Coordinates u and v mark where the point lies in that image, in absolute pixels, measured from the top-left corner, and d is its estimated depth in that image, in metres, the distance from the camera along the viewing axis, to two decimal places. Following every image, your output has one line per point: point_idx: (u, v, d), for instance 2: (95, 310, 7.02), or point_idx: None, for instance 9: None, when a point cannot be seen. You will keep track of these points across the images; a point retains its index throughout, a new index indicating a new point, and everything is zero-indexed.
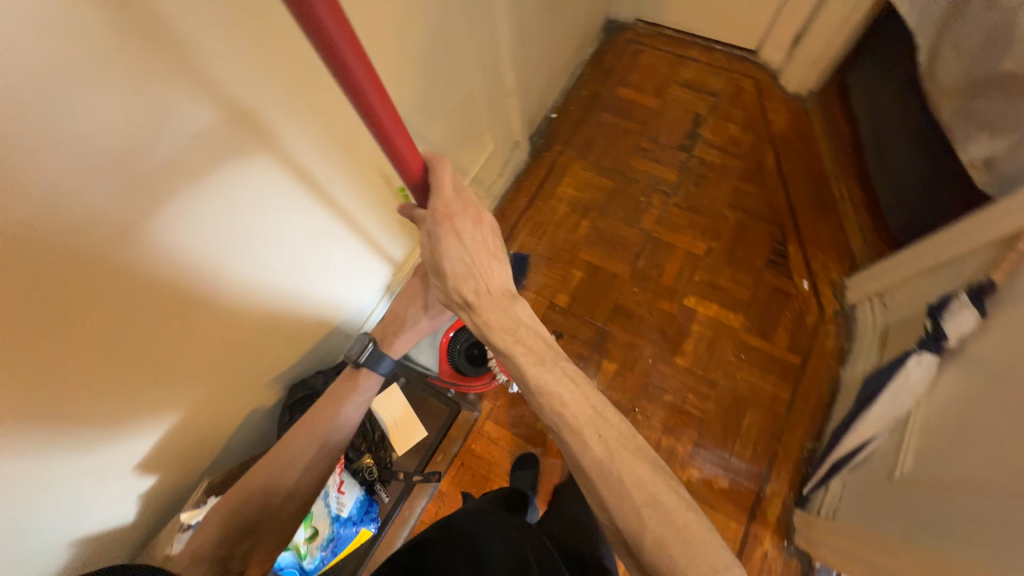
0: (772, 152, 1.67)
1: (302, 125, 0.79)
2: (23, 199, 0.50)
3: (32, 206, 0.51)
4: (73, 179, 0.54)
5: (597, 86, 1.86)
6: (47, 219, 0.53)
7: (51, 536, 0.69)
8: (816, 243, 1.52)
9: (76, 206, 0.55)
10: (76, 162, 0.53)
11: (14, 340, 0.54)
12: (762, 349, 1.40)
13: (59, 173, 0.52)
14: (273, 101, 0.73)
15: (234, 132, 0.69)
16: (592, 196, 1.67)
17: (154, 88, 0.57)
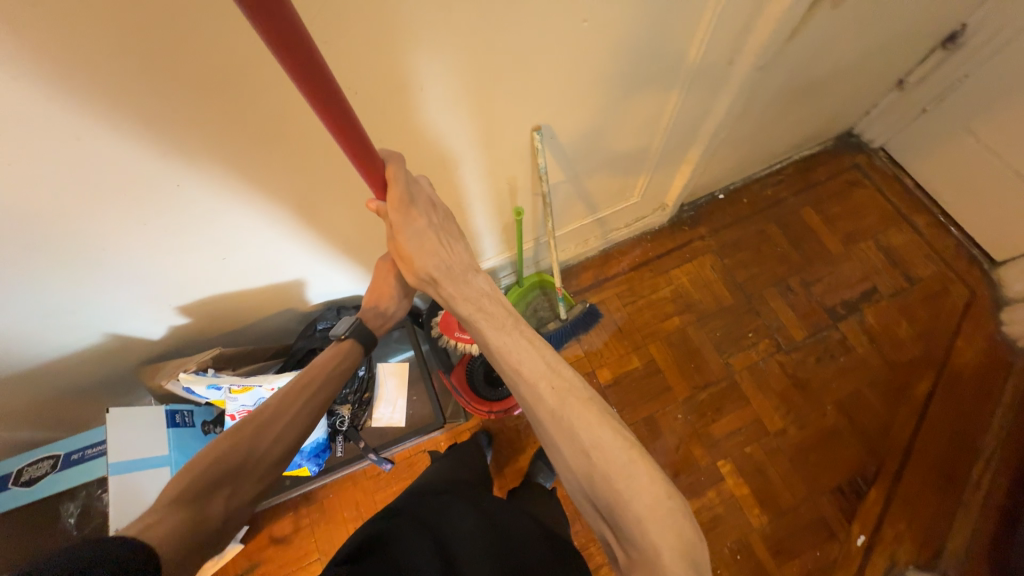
0: (931, 382, 1.36)
1: (461, 116, 0.77)
2: (184, 77, 0.53)
3: (188, 85, 0.54)
4: (236, 79, 0.56)
5: (786, 194, 1.62)
6: (200, 101, 0.56)
7: (91, 322, 0.80)
8: (908, 508, 1.24)
9: (228, 100, 0.57)
10: (245, 67, 0.55)
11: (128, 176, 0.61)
12: (764, 565, 1.20)
13: (225, 69, 0.54)
14: (449, 83, 0.70)
15: (398, 94, 0.68)
16: (701, 299, 1.50)
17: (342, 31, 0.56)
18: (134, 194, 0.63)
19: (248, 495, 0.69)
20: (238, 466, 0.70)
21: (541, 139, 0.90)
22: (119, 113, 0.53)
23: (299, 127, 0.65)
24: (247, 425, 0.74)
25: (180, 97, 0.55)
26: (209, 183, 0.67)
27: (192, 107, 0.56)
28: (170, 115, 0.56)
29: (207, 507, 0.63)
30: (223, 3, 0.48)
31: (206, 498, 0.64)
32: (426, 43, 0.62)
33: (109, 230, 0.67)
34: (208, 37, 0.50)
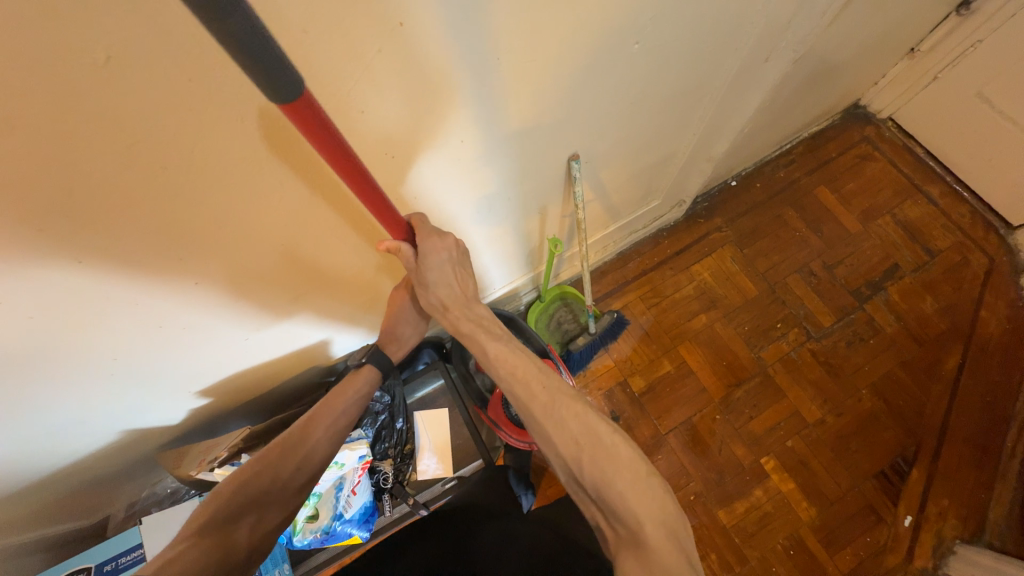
0: (959, 355, 1.37)
1: (498, 155, 0.71)
2: (185, 162, 0.47)
3: (188, 173, 0.48)
4: (240, 157, 0.50)
5: (800, 174, 1.57)
6: (203, 189, 0.50)
7: (108, 424, 0.76)
8: (948, 484, 1.25)
9: (236, 183, 0.52)
10: (249, 141, 0.48)
11: (136, 276, 0.56)
12: (816, 556, 1.22)
13: (228, 149, 0.48)
14: (474, 120, 0.63)
15: (420, 137, 0.60)
16: (727, 293, 1.45)
17: (357, 85, 0.49)
18: (148, 300, 0.60)
19: (274, 522, 0.71)
20: (264, 490, 0.71)
21: (578, 167, 0.84)
22: (127, 230, 0.50)
23: (313, 200, 0.61)
24: (278, 445, 0.75)
25: (190, 200, 0.51)
26: (222, 274, 0.64)
27: (204, 208, 0.53)
28: (180, 220, 0.52)
29: (232, 534, 0.65)
30: (231, 103, 0.44)
31: (230, 525, 0.66)
32: (452, 96, 0.57)
33: (124, 335, 0.63)
34: (215, 134, 0.46)
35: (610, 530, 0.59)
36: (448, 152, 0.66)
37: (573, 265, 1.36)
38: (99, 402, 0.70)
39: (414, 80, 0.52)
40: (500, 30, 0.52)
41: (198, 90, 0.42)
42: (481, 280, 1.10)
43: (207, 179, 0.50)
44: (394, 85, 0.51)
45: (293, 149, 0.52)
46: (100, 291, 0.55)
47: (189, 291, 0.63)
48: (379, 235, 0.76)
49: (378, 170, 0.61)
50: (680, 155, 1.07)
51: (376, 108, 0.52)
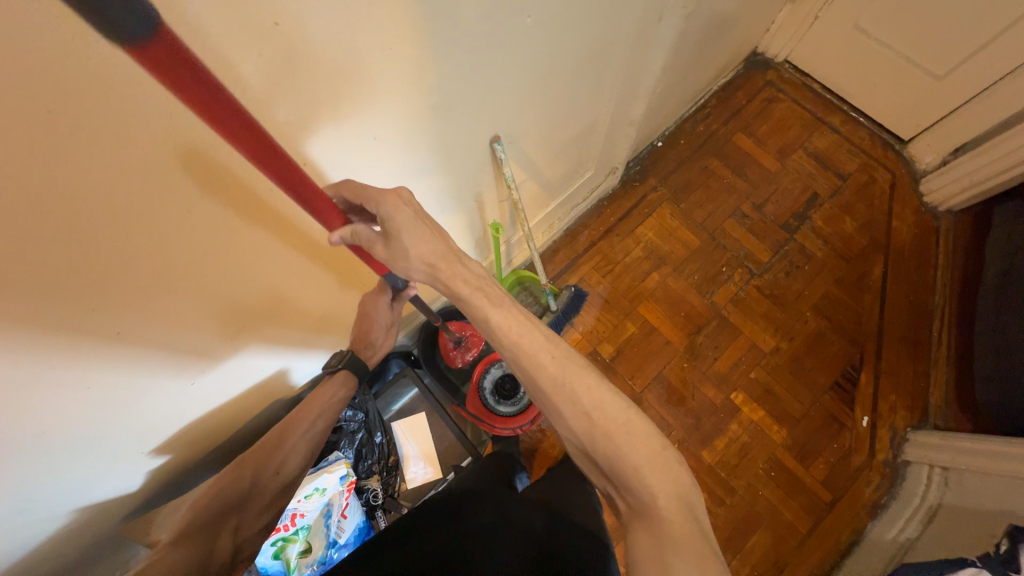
0: (882, 264, 1.50)
1: (421, 148, 0.72)
2: (84, 207, 0.44)
3: (88, 219, 0.45)
4: (141, 191, 0.47)
5: (717, 124, 1.65)
6: (112, 229, 0.48)
7: (57, 507, 0.69)
8: (892, 380, 1.38)
9: (145, 220, 0.50)
10: (148, 173, 0.47)
11: (58, 338, 0.52)
12: (794, 472, 1.31)
13: (126, 185, 0.46)
14: (385, 115, 0.62)
15: (329, 138, 0.59)
16: (672, 248, 1.52)
17: (252, 98, 0.48)
18: (70, 359, 0.55)
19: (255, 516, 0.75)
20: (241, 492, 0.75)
21: (501, 148, 0.85)
22: (31, 285, 0.46)
23: (232, 222, 0.59)
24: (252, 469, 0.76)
25: (99, 240, 0.48)
26: (149, 316, 0.60)
27: (112, 248, 0.49)
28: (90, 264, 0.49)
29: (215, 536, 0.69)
30: (118, 135, 0.42)
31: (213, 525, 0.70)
32: (357, 97, 0.57)
33: (52, 406, 0.58)
34: (105, 162, 0.43)
35: (623, 504, 0.60)
36: (365, 152, 0.65)
37: (523, 249, 1.38)
38: (42, 485, 0.64)
39: (312, 82, 0.51)
40: (390, 20, 0.52)
41: (78, 114, 0.39)
42: None
43: (109, 221, 0.47)
44: (291, 93, 0.50)
45: (201, 170, 0.51)
46: (7, 361, 0.49)
47: (113, 341, 0.58)
48: (314, 249, 0.74)
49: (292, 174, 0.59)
50: (603, 122, 1.11)
51: (276, 120, 0.52)
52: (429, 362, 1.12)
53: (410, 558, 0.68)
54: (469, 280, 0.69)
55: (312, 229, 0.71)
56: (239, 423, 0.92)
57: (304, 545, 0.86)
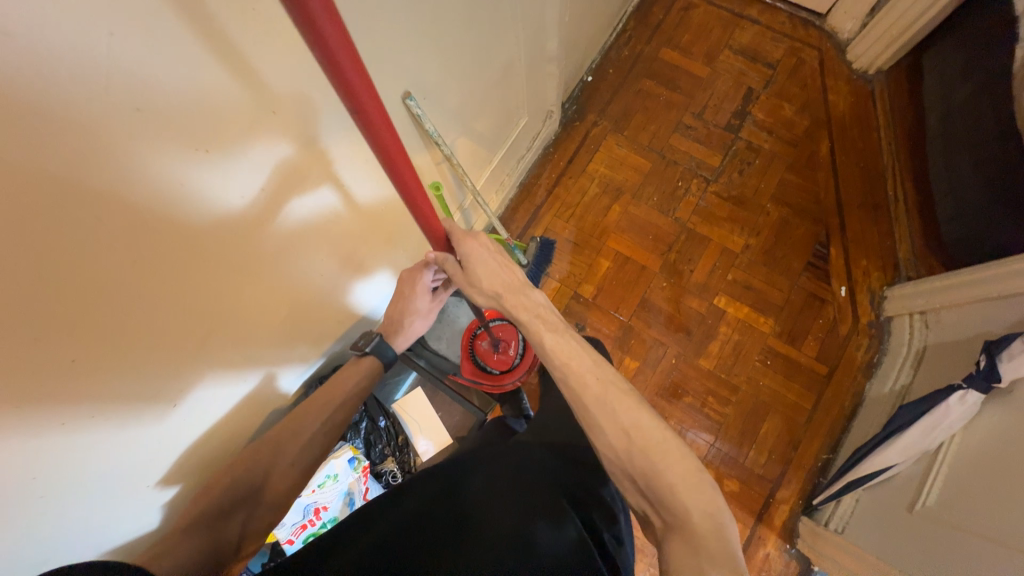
0: (828, 140, 1.53)
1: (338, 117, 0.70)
2: (23, 253, 0.44)
3: (28, 263, 0.45)
4: (71, 222, 0.47)
5: (641, 45, 1.64)
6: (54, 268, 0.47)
7: (77, 556, 0.70)
8: (861, 246, 1.43)
9: (84, 252, 0.49)
10: (71, 201, 0.46)
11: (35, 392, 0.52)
12: (789, 356, 1.36)
13: (56, 218, 0.45)
14: (285, 91, 0.61)
15: (235, 121, 0.58)
16: (626, 176, 1.53)
17: (151, 93, 0.47)
18: (31, 403, 0.52)
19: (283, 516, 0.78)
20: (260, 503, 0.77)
21: (417, 104, 0.84)
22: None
23: (171, 238, 0.58)
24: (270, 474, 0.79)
25: (43, 282, 0.47)
26: (103, 340, 0.56)
27: (30, 267, 0.45)
28: (13, 291, 0.45)
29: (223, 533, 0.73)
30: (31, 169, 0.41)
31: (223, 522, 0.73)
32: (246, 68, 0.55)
33: (35, 456, 0.55)
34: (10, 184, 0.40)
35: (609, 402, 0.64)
36: (276, 129, 0.63)
37: (480, 214, 1.37)
38: (60, 538, 0.65)
39: (188, 56, 0.48)
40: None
41: None
42: (393, 263, 1.10)
43: (49, 259, 0.46)
44: (187, 84, 0.50)
45: (123, 187, 0.50)
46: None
47: (73, 372, 0.55)
48: (260, 252, 0.73)
49: (203, 162, 0.57)
50: (521, 63, 1.09)
51: (182, 113, 0.51)
52: (420, 343, 1.16)
53: (415, 508, 0.71)
54: (530, 307, 0.76)
55: (253, 234, 0.70)
56: (238, 441, 0.93)
57: None
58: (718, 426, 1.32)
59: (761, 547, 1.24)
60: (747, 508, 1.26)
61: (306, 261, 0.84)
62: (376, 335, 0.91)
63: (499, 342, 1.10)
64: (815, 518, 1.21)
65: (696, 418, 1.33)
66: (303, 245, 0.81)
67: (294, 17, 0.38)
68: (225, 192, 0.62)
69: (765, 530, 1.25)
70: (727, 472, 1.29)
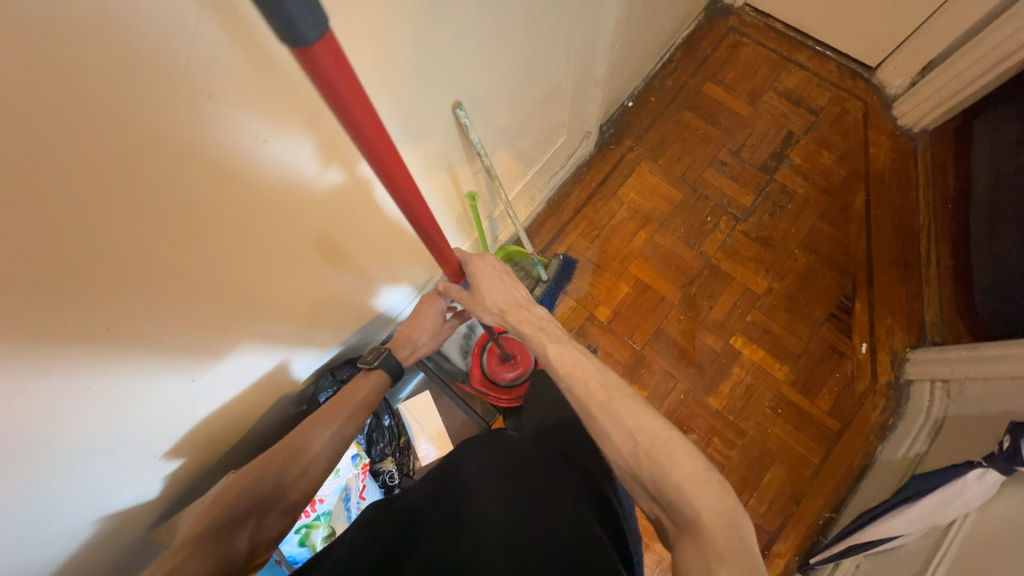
0: (864, 193, 1.51)
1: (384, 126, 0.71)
2: (80, 214, 0.47)
3: (81, 224, 0.47)
4: (127, 195, 0.49)
5: (685, 77, 1.65)
6: (102, 233, 0.50)
7: (77, 516, 0.71)
8: (887, 304, 1.40)
9: (134, 224, 0.52)
10: (132, 174, 0.49)
11: (66, 347, 0.54)
12: (801, 406, 1.33)
13: (115, 187, 0.48)
14: None
15: (287, 123, 0.60)
16: (655, 204, 1.52)
17: (215, 87, 0.50)
18: (57, 362, 0.54)
19: (283, 503, 0.78)
20: (264, 496, 0.77)
21: (465, 114, 0.85)
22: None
23: (214, 221, 0.60)
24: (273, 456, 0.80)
25: (90, 247, 0.50)
26: (136, 306, 0.59)
27: (81, 229, 0.48)
28: (62, 247, 0.47)
29: (232, 542, 0.72)
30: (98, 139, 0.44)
31: (231, 533, 0.72)
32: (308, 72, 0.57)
33: (60, 409, 0.58)
34: (74, 150, 0.43)
35: (625, 435, 0.64)
36: (327, 134, 0.66)
37: (508, 225, 1.38)
38: (62, 493, 0.66)
39: (249, 60, 0.51)
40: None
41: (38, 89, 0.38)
42: (419, 268, 1.11)
43: (100, 227, 0.49)
44: (250, 79, 0.52)
45: (181, 168, 0.52)
46: (16, 371, 0.51)
47: (104, 336, 0.57)
48: (299, 246, 0.75)
49: (249, 163, 0.59)
50: (568, 82, 1.10)
51: (237, 111, 0.54)
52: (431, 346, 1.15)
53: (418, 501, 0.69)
54: (533, 321, 0.81)
55: (290, 231, 0.72)
56: (245, 420, 0.93)
57: (328, 530, 0.89)
58: (720, 468, 1.29)
59: None
60: None
61: (337, 261, 0.86)
62: (386, 350, 0.94)
63: (509, 355, 1.09)
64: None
65: None
66: (335, 245, 0.83)
67: (318, 87, 0.41)
68: (265, 194, 0.64)
69: None
70: None
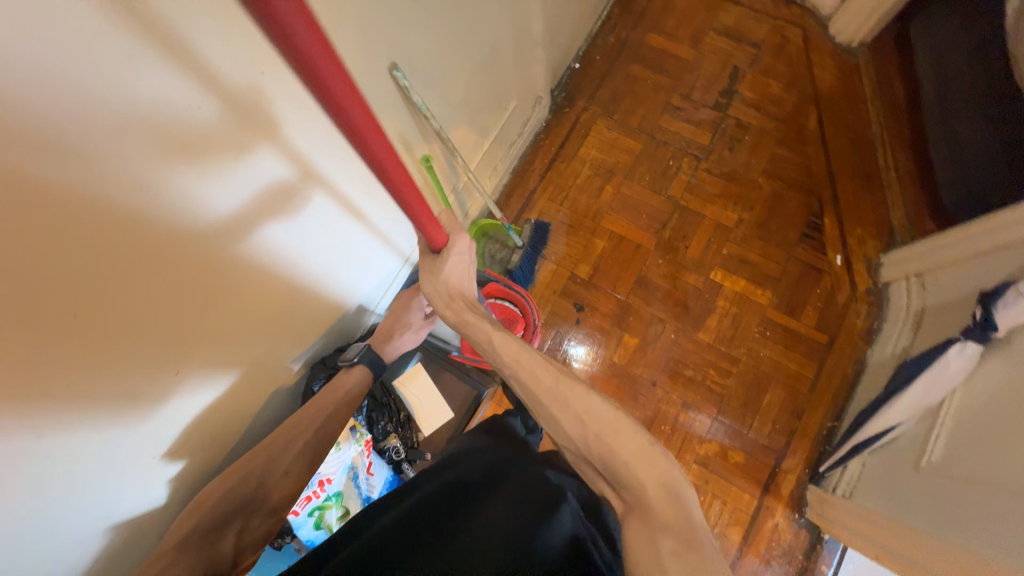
0: (816, 114, 1.54)
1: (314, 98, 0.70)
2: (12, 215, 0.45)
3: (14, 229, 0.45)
4: (58, 196, 0.47)
5: (626, 31, 1.67)
6: (46, 233, 0.48)
7: (83, 529, 0.71)
8: (854, 216, 1.43)
9: (71, 226, 0.50)
10: (61, 169, 0.47)
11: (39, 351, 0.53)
12: (788, 326, 1.36)
13: (45, 184, 0.46)
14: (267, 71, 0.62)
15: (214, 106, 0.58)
16: (617, 158, 1.54)
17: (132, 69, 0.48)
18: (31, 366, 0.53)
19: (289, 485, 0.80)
20: (258, 487, 0.78)
21: (403, 75, 0.85)
22: None
23: (157, 217, 0.58)
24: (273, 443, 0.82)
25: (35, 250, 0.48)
26: (102, 308, 0.57)
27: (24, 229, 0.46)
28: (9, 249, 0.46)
29: (219, 545, 0.73)
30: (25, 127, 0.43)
31: (218, 535, 0.74)
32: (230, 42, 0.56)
33: (43, 417, 0.57)
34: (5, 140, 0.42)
35: None
36: (258, 112, 0.64)
37: (476, 198, 1.39)
38: (63, 508, 0.66)
39: (178, 44, 0.51)
40: None
41: None
42: (386, 250, 1.12)
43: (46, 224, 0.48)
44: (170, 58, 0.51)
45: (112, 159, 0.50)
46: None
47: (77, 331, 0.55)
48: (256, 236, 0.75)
49: (204, 155, 0.60)
50: (507, 44, 1.12)
51: (162, 95, 0.52)
52: None
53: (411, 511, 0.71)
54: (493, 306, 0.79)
55: (241, 223, 0.71)
56: (241, 420, 0.94)
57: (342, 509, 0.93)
58: (720, 398, 1.32)
59: (770, 518, 1.24)
60: (754, 480, 1.26)
61: (296, 249, 0.85)
62: (365, 345, 0.95)
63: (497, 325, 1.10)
64: (823, 485, 1.21)
65: (697, 391, 1.33)
66: (290, 234, 0.82)
67: (301, 75, 0.38)
68: (206, 184, 0.63)
69: (773, 500, 1.25)
70: (737, 449, 1.28)
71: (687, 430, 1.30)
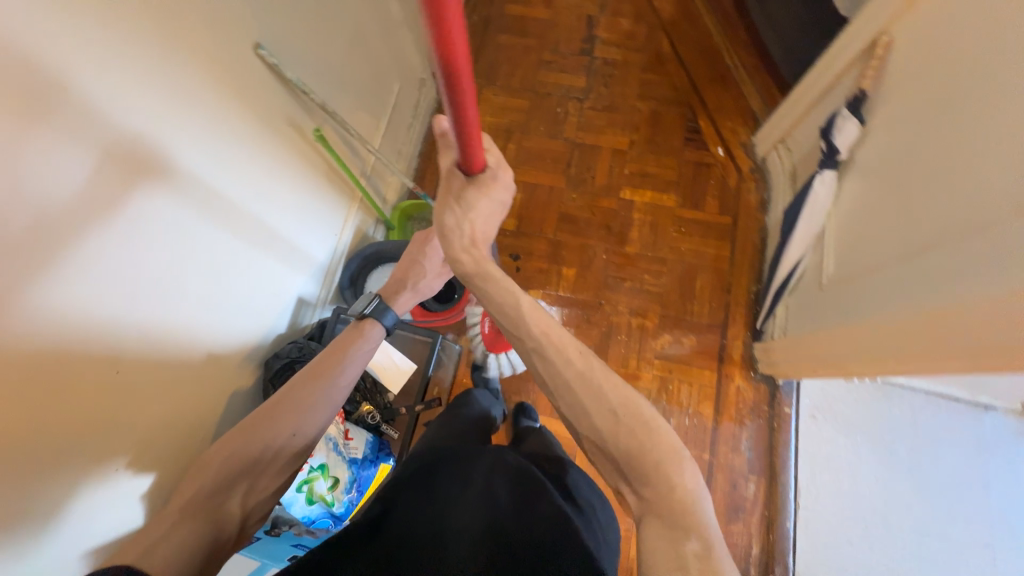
0: (666, 37, 1.74)
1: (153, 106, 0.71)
2: None
3: None
4: None
5: (485, 9, 1.81)
6: None
7: (56, 560, 0.67)
8: (722, 112, 1.63)
9: None
10: None
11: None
12: (697, 219, 1.52)
13: None
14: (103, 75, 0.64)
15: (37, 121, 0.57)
16: (511, 117, 1.66)
17: None
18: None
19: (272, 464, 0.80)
20: (249, 463, 0.78)
21: (269, 53, 0.91)
22: None
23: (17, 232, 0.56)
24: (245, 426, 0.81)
25: None
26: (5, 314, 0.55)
27: None
28: None
29: (220, 521, 0.72)
30: None
31: (218, 512, 0.72)
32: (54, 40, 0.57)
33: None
34: None
35: None
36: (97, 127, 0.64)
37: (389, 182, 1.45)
38: (29, 538, 0.63)
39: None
40: None
41: None
42: (295, 251, 1.14)
43: None
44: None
45: None
46: None
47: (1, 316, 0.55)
48: (138, 257, 0.72)
49: (82, 135, 0.62)
50: (371, 25, 1.19)
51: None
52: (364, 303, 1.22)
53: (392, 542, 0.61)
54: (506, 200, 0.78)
55: (116, 244, 0.69)
56: (203, 429, 0.92)
57: (331, 479, 0.97)
58: (660, 296, 1.44)
59: (731, 383, 1.37)
60: (708, 354, 1.39)
61: (189, 270, 0.83)
62: (376, 298, 1.03)
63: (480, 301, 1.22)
64: (764, 338, 1.35)
65: (639, 297, 1.45)
66: (177, 255, 0.80)
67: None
68: (59, 205, 0.60)
69: (729, 367, 1.38)
70: (687, 334, 1.41)
71: (642, 332, 1.41)
